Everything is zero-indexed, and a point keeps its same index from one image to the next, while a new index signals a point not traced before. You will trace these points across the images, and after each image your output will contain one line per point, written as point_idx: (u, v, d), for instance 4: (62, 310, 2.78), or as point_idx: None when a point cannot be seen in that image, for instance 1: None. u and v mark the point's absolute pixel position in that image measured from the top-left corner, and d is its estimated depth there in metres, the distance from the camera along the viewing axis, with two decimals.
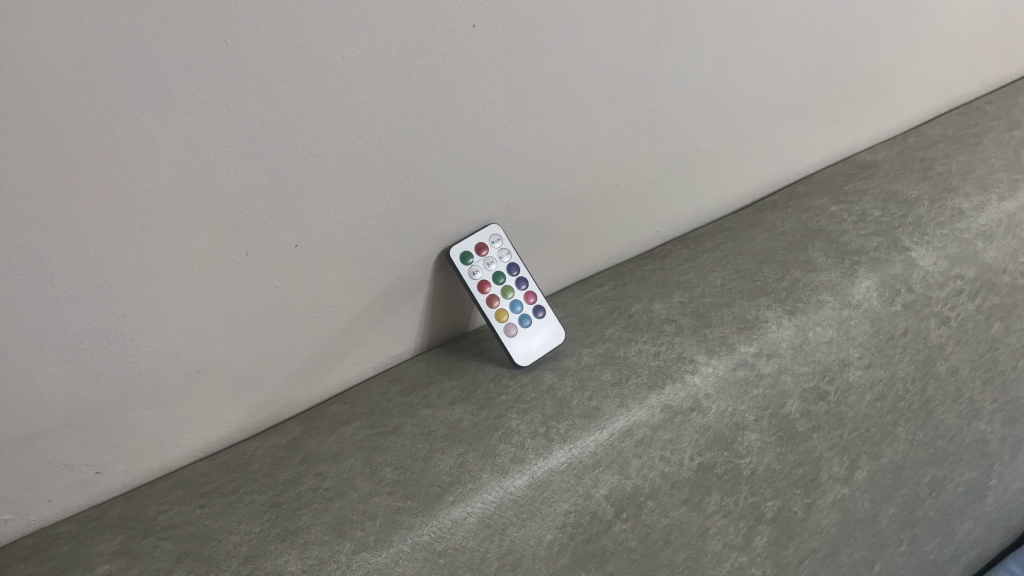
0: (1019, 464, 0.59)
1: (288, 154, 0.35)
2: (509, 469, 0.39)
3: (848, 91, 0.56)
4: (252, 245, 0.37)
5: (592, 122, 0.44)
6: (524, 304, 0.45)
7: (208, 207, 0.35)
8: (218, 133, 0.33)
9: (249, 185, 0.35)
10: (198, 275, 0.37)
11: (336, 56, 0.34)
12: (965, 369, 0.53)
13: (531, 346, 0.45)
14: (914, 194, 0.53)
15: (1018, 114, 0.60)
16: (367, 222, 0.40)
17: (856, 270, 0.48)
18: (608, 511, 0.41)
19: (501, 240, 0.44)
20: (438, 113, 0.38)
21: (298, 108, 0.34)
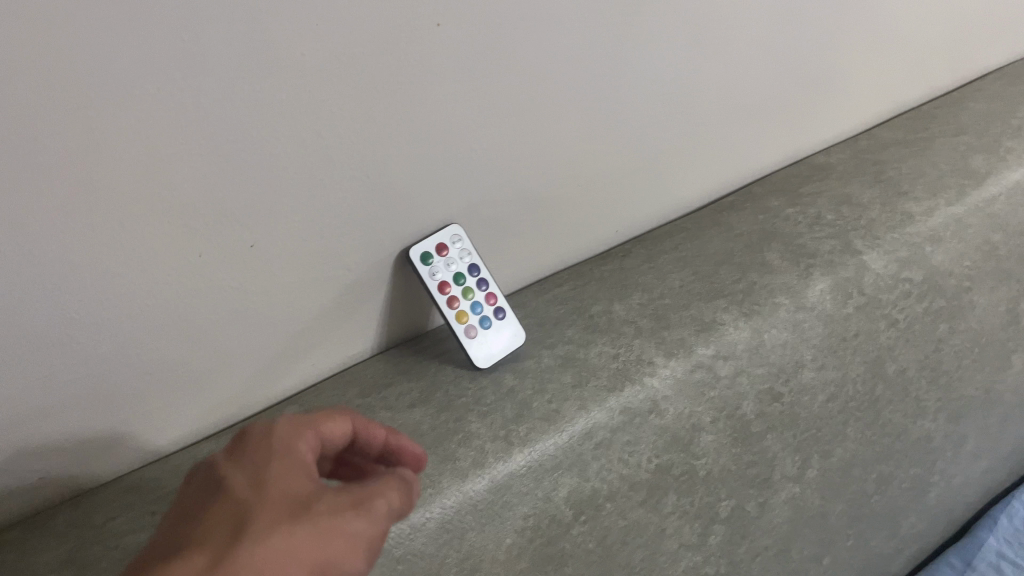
0: (959, 460, 0.61)
1: (247, 150, 0.34)
2: (468, 473, 0.39)
3: (804, 93, 0.57)
4: (207, 244, 0.36)
5: (557, 121, 0.44)
6: (485, 305, 0.45)
7: (163, 204, 0.34)
8: (172, 129, 0.32)
9: (205, 182, 0.34)
10: (150, 274, 0.35)
11: (299, 54, 0.33)
12: (913, 369, 0.54)
13: (491, 348, 0.45)
14: (866, 197, 0.55)
15: (964, 120, 0.62)
16: (327, 220, 0.39)
17: (811, 273, 0.49)
18: (566, 513, 0.41)
19: (462, 241, 0.44)
20: (404, 111, 0.38)
21: (258, 106, 0.33)
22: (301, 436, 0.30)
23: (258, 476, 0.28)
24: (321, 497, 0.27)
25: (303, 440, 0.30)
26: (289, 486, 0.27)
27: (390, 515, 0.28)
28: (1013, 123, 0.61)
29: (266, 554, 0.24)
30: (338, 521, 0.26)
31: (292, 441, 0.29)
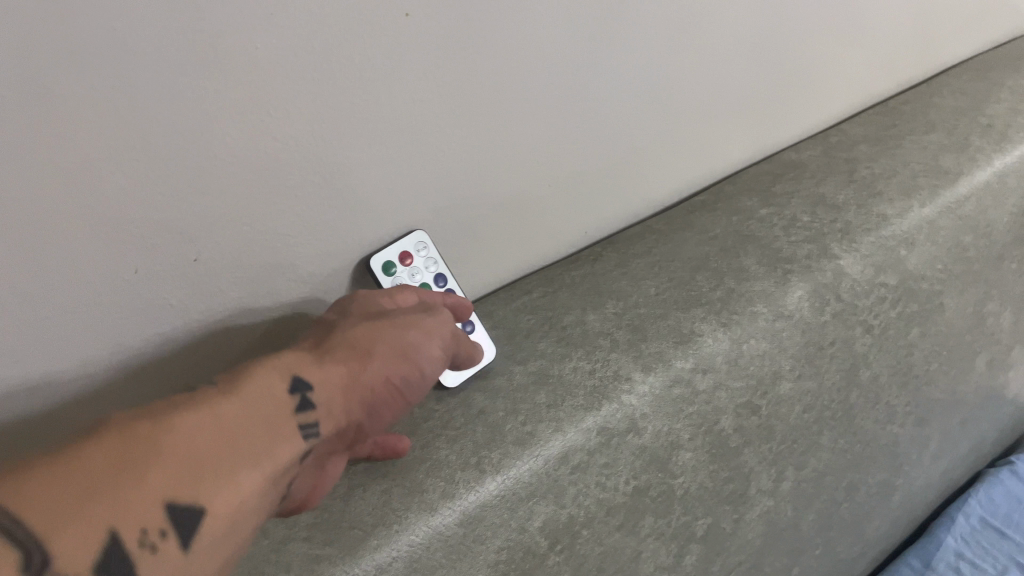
0: (923, 462, 0.60)
1: (192, 160, 0.29)
2: (438, 506, 0.36)
3: (779, 87, 0.54)
4: (143, 265, 0.31)
5: (529, 119, 0.40)
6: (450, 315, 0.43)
7: (92, 225, 0.29)
8: (107, 139, 0.27)
9: (140, 198, 0.29)
10: (77, 302, 0.30)
11: (252, 45, 0.28)
12: (884, 375, 0.53)
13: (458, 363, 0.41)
14: (841, 198, 0.53)
15: (934, 116, 0.60)
16: (279, 231, 0.34)
17: (789, 279, 0.47)
18: (542, 543, 0.38)
19: (427, 248, 0.41)
20: (367, 112, 0.33)
21: (202, 104, 0.28)
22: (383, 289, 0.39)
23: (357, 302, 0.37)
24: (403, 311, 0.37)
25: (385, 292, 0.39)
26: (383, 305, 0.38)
27: (449, 330, 0.37)
28: (983, 119, 0.60)
29: (371, 330, 0.35)
30: (412, 322, 0.36)
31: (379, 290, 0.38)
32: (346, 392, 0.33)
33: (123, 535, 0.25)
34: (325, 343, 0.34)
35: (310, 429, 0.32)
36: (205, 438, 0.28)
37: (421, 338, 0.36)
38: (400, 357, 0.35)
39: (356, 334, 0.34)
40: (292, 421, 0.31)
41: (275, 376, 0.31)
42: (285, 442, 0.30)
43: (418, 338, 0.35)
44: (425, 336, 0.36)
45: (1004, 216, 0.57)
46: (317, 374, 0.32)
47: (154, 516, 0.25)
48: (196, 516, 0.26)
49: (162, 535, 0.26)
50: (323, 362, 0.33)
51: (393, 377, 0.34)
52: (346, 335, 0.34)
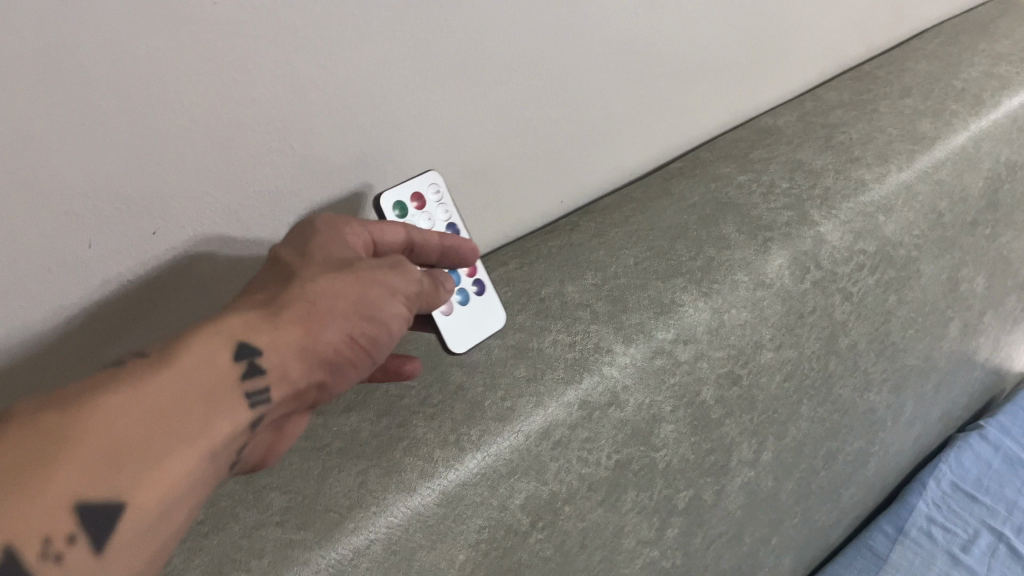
0: (897, 428, 0.61)
1: (146, 141, 0.28)
2: (416, 486, 0.34)
3: (756, 56, 0.53)
4: (98, 252, 0.29)
5: (504, 84, 0.38)
6: (464, 276, 0.40)
7: (43, 212, 0.27)
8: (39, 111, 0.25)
9: (86, 180, 0.27)
10: (30, 286, 0.29)
11: (212, 6, 0.26)
12: (862, 343, 0.52)
13: (468, 333, 0.39)
14: (819, 163, 0.52)
15: (908, 80, 0.59)
16: (243, 206, 0.32)
17: (769, 247, 0.46)
18: (523, 521, 0.37)
19: (440, 192, 0.38)
20: (341, 78, 0.31)
21: (160, 69, 0.26)
22: (347, 222, 0.33)
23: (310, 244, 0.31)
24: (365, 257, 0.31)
25: (348, 225, 0.33)
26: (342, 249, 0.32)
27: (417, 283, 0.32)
28: (957, 81, 0.59)
29: (331, 283, 0.30)
30: (375, 275, 0.31)
31: (338, 223, 0.32)
32: (302, 357, 0.29)
33: (23, 543, 0.22)
34: (279, 296, 0.29)
35: (259, 397, 0.28)
36: (131, 428, 0.24)
37: (386, 294, 0.31)
38: (362, 319, 0.30)
39: (313, 289, 0.29)
40: (238, 392, 0.27)
41: (217, 345, 0.27)
42: (228, 414, 0.27)
43: (383, 295, 0.31)
44: (392, 293, 0.31)
45: (978, 180, 0.57)
46: (269, 337, 0.28)
47: (62, 520, 0.22)
48: (111, 518, 0.23)
49: (71, 540, 0.23)
50: (279, 321, 0.28)
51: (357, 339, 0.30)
52: (302, 287, 0.29)
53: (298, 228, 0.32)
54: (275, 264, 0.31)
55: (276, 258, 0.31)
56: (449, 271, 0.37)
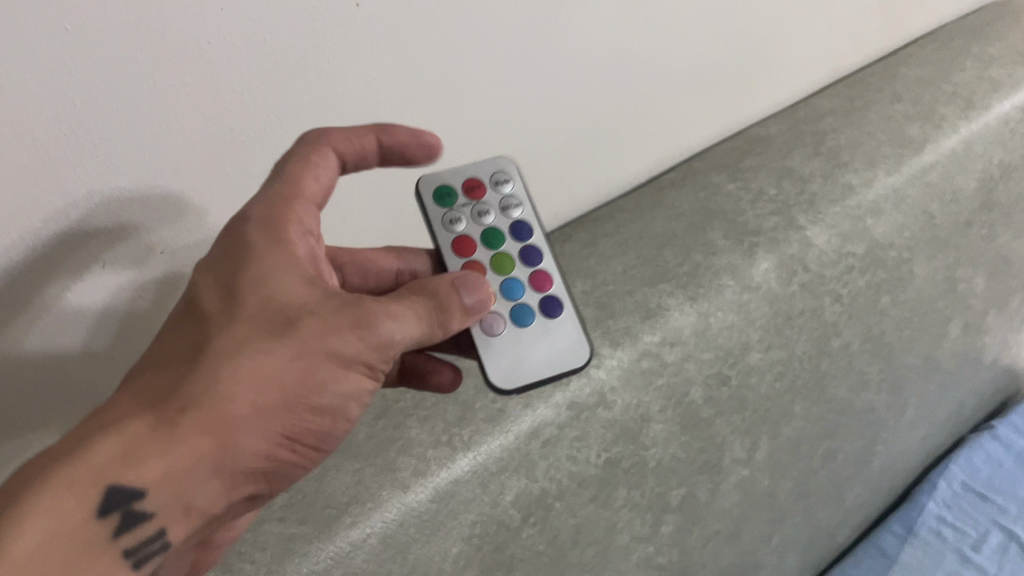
0: (899, 423, 0.61)
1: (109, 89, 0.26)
2: (411, 483, 0.37)
3: (757, 69, 0.52)
4: (74, 207, 0.28)
5: (488, 100, 0.39)
6: (527, 291, 0.35)
7: (63, 238, 0.29)
8: (38, 134, 0.26)
9: (52, 131, 0.26)
10: (65, 304, 0.31)
11: (207, 40, 0.27)
12: (856, 343, 0.54)
13: (517, 365, 0.33)
14: (807, 169, 0.53)
15: (898, 84, 0.59)
16: (212, 176, 0.31)
17: (756, 251, 0.48)
18: (515, 516, 0.39)
19: (509, 185, 0.36)
20: (314, 92, 0.31)
21: (167, 104, 0.28)
22: (294, 230, 0.26)
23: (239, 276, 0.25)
24: (313, 310, 0.25)
25: (297, 234, 0.26)
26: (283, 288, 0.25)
27: (415, 330, 0.27)
28: (949, 84, 0.59)
29: (253, 373, 0.23)
30: (323, 348, 0.24)
31: (284, 236, 0.26)
32: (207, 473, 0.23)
33: None
34: (178, 394, 0.23)
35: (145, 544, 0.23)
36: None
37: (336, 370, 0.25)
38: (298, 407, 0.25)
39: (226, 384, 0.23)
40: (114, 540, 0.22)
41: (82, 491, 0.21)
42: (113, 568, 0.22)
43: (328, 374, 0.25)
44: (346, 365, 0.25)
45: (970, 182, 0.58)
46: (159, 460, 0.22)
47: None
48: None
49: None
50: (174, 439, 0.22)
51: (293, 430, 0.25)
52: (212, 377, 0.23)
53: (226, 241, 0.26)
54: (190, 316, 0.25)
55: (191, 306, 0.25)
56: (482, 282, 0.30)
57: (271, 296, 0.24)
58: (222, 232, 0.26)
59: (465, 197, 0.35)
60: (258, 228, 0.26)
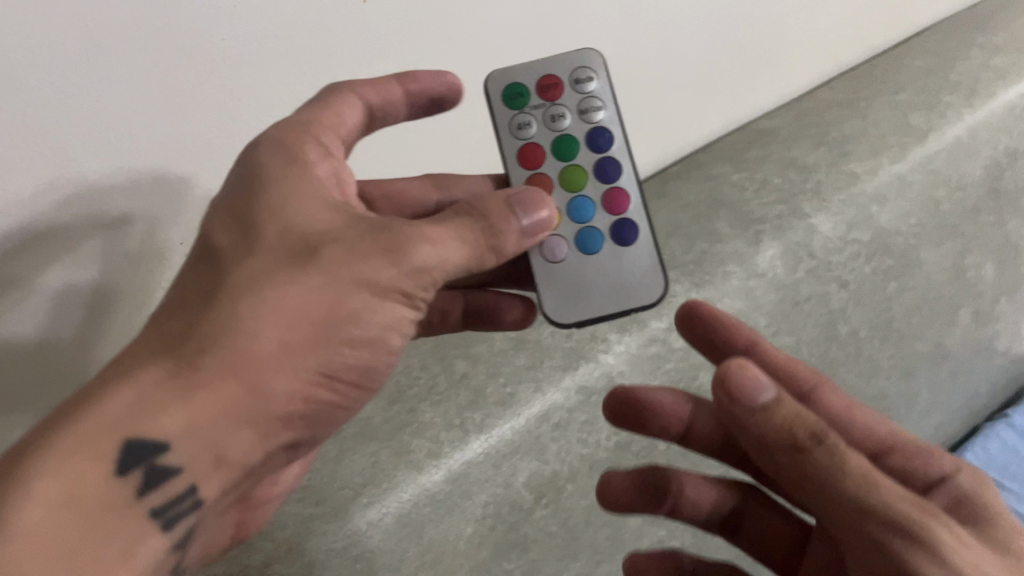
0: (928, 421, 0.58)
1: (92, 33, 0.27)
2: (425, 465, 0.40)
3: (775, 59, 0.51)
4: (107, 195, 0.31)
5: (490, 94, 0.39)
6: (599, 211, 0.32)
7: (92, 224, 0.31)
8: (69, 127, 0.28)
9: (44, 85, 0.27)
10: (98, 285, 0.33)
11: (220, 36, 0.30)
12: (864, 330, 0.55)
13: (579, 296, 0.31)
14: (811, 159, 0.55)
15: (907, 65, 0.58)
16: (207, 140, 0.32)
17: (761, 239, 0.52)
18: (527, 497, 0.41)
19: (591, 78, 0.32)
20: (325, 76, 0.33)
21: (185, 96, 0.30)
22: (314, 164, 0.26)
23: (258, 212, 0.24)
24: (333, 240, 0.23)
25: (318, 167, 0.26)
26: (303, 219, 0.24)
27: (463, 256, 0.25)
28: (955, 73, 0.59)
29: (275, 306, 0.22)
30: (350, 274, 0.23)
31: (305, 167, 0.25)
32: (236, 420, 0.22)
33: None
34: (196, 336, 0.22)
35: (173, 504, 0.21)
36: None
37: (371, 299, 0.24)
38: (333, 341, 0.23)
39: (247, 321, 0.22)
40: (137, 501, 0.21)
41: (96, 450, 0.20)
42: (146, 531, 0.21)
43: (360, 304, 0.23)
44: (382, 294, 0.24)
45: (978, 168, 0.59)
46: (181, 410, 0.21)
47: None
48: None
49: None
50: (196, 382, 0.21)
51: (327, 367, 0.24)
52: (230, 315, 0.22)
53: (241, 170, 0.25)
54: (209, 257, 0.24)
55: (211, 245, 0.24)
56: (542, 199, 0.27)
57: (290, 224, 0.23)
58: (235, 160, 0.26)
59: (539, 98, 0.32)
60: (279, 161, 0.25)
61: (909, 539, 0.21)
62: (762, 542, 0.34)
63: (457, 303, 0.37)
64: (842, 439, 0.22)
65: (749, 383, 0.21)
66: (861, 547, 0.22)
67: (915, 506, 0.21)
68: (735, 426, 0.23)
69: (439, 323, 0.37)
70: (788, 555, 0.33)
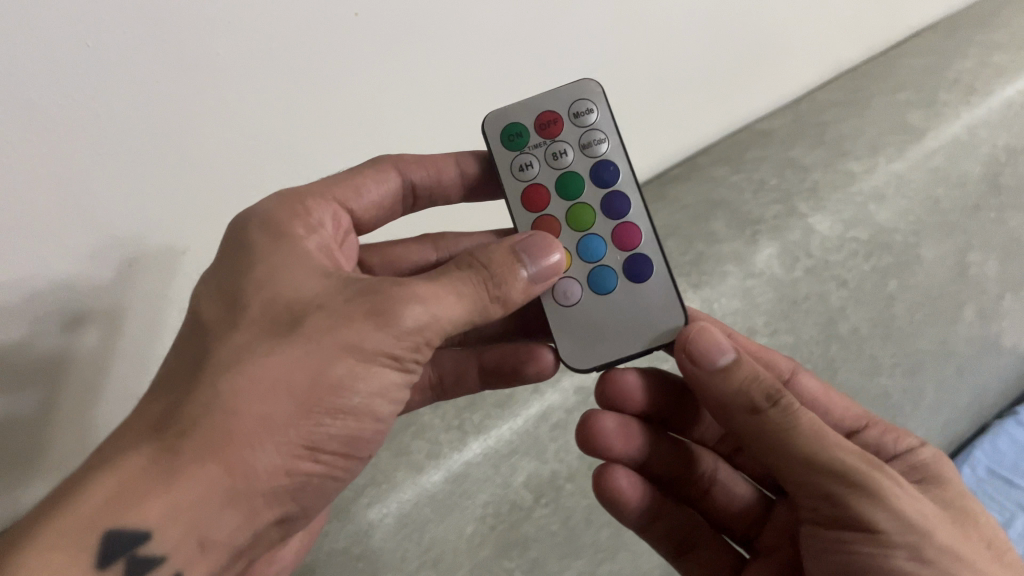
0: (937, 420, 0.56)
1: (97, 50, 0.26)
2: (425, 466, 0.42)
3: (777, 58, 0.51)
4: (103, 205, 0.30)
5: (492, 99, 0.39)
6: (610, 250, 0.32)
7: (88, 231, 0.31)
8: (64, 138, 0.28)
9: (38, 98, 0.26)
10: (97, 296, 0.33)
11: (216, 50, 0.29)
12: (865, 327, 0.55)
13: (595, 341, 0.31)
14: (809, 159, 0.56)
15: (907, 65, 0.58)
16: (210, 192, 0.33)
17: (758, 239, 0.54)
18: (527, 496, 0.42)
19: (592, 113, 0.32)
20: (322, 99, 0.33)
21: (181, 108, 0.29)
22: (305, 238, 0.27)
23: (248, 282, 0.25)
24: (314, 309, 0.24)
25: (309, 241, 0.27)
26: (290, 287, 0.24)
27: (461, 310, 0.25)
28: (952, 71, 0.59)
29: (258, 381, 0.22)
30: (333, 342, 0.23)
31: (298, 243, 0.26)
32: (220, 502, 0.21)
33: None
34: (178, 419, 0.22)
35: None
36: None
37: (359, 365, 0.23)
38: (321, 409, 0.23)
39: (229, 397, 0.22)
40: None
41: (75, 544, 0.19)
42: None
43: (347, 371, 0.23)
44: (367, 361, 0.24)
45: (977, 165, 0.59)
46: (160, 496, 0.20)
47: None
48: None
49: None
50: (177, 467, 0.20)
51: (311, 439, 0.23)
52: (212, 394, 0.22)
53: (229, 249, 0.26)
54: (197, 331, 0.24)
55: (199, 319, 0.25)
56: (551, 242, 0.27)
57: (276, 297, 0.24)
58: (224, 236, 0.27)
59: (539, 136, 0.33)
60: (272, 237, 0.26)
61: (848, 477, 0.25)
62: (726, 515, 0.36)
63: (470, 365, 0.36)
64: (796, 400, 0.27)
65: (707, 350, 0.27)
66: (811, 492, 0.26)
67: (861, 459, 0.26)
68: (703, 393, 0.28)
69: (455, 385, 0.37)
70: (748, 527, 0.36)
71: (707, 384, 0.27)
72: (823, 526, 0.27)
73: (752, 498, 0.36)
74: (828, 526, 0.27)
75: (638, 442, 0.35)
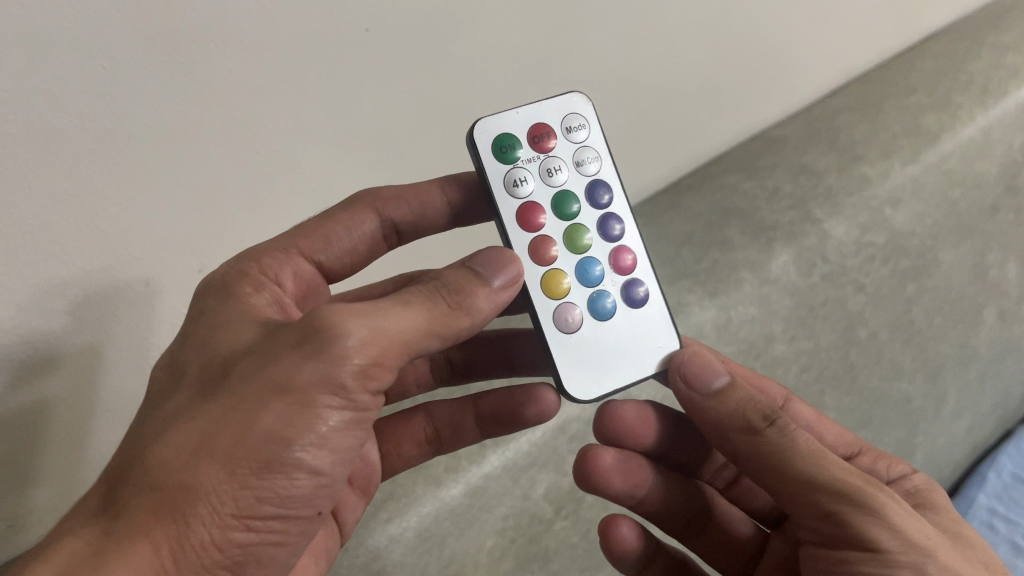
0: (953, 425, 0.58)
1: (113, 72, 0.26)
2: (443, 479, 0.42)
3: (785, 62, 0.50)
4: (125, 227, 0.31)
5: (499, 104, 0.38)
6: (607, 272, 0.32)
7: (104, 249, 0.31)
8: (76, 159, 0.28)
9: (59, 122, 0.26)
10: (104, 319, 0.33)
11: (227, 70, 0.29)
12: (884, 332, 0.55)
13: (592, 369, 0.31)
14: (822, 164, 0.55)
15: (919, 64, 0.57)
16: (206, 224, 0.33)
17: (773, 246, 0.52)
18: (547, 509, 0.44)
19: (585, 129, 0.33)
20: (326, 111, 0.33)
21: (193, 128, 0.30)
22: (258, 289, 0.27)
23: (200, 343, 0.25)
24: (239, 365, 0.22)
25: (261, 292, 0.27)
26: (229, 341, 0.24)
27: (421, 323, 0.23)
28: (965, 72, 0.57)
29: (183, 446, 0.21)
30: (256, 394, 0.21)
31: (246, 294, 0.27)
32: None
33: None
34: (119, 495, 0.21)
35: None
36: None
37: (292, 409, 0.21)
38: (255, 465, 0.21)
39: (158, 468, 0.21)
40: None
41: None
42: None
43: (277, 419, 0.21)
44: (302, 403, 0.21)
45: (994, 165, 0.58)
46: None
47: None
48: None
49: None
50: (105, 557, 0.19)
51: (251, 498, 0.21)
52: (147, 465, 0.21)
53: (188, 322, 0.27)
54: (175, 379, 0.24)
55: (156, 388, 0.25)
56: (506, 256, 0.27)
57: (213, 354, 0.24)
58: (195, 297, 0.28)
59: (531, 150, 0.32)
60: (222, 293, 0.27)
61: (841, 494, 0.25)
62: (721, 548, 0.36)
63: (465, 412, 0.36)
64: (793, 423, 0.27)
65: (702, 374, 0.28)
66: (810, 513, 0.26)
67: (862, 479, 0.26)
68: (700, 422, 0.29)
69: (454, 433, 0.37)
70: (751, 557, 0.35)
71: (704, 408, 0.28)
72: (826, 547, 0.27)
73: (748, 528, 0.36)
74: (830, 548, 0.26)
75: (633, 487, 0.34)
